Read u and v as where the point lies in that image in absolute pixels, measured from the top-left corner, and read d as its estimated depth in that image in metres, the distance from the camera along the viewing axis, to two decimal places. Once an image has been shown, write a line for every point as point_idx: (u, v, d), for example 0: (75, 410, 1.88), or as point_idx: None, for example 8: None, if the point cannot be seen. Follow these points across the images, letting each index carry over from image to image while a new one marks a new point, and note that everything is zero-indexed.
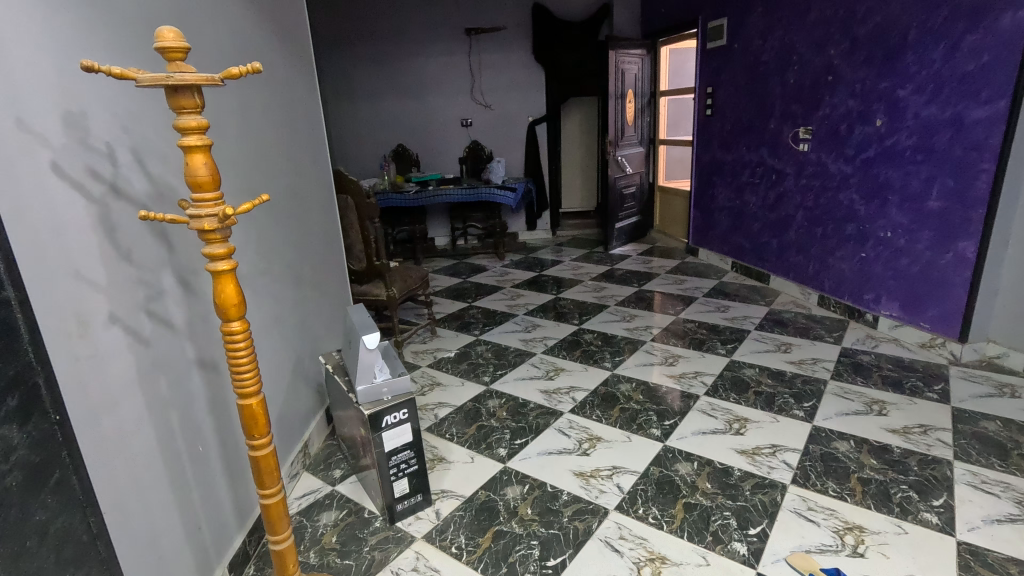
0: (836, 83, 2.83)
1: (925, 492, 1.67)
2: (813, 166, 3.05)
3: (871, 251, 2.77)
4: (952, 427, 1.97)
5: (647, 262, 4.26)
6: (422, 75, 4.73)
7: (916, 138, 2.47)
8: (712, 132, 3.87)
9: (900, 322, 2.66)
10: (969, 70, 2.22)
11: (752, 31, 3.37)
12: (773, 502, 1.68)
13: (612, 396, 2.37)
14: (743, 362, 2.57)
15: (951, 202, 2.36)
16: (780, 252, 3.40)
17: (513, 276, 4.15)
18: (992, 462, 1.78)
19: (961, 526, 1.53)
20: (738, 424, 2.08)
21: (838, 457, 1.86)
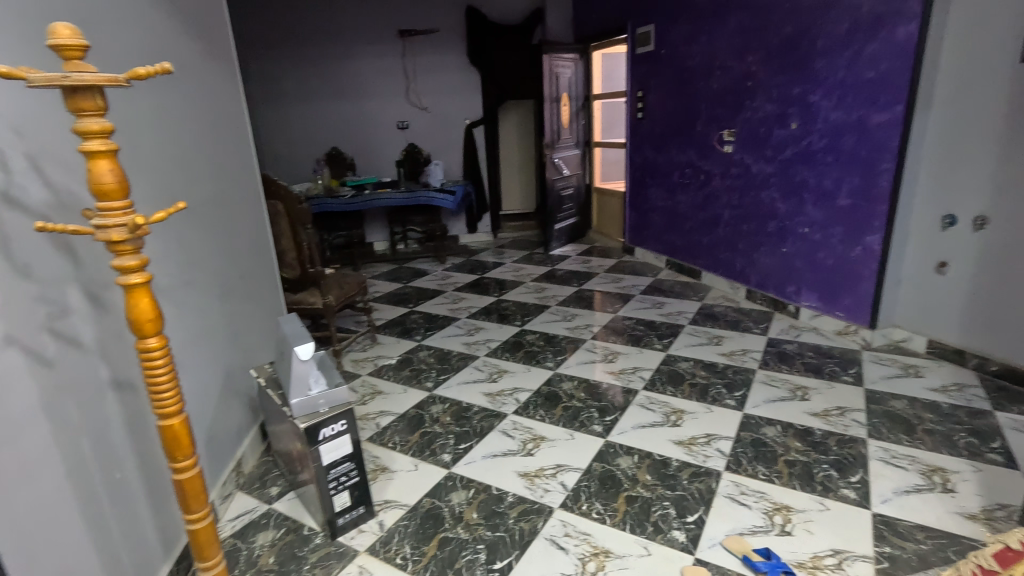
0: (755, 88, 2.99)
1: (844, 470, 1.79)
2: (737, 167, 3.21)
3: (791, 246, 2.95)
4: (865, 407, 2.13)
5: (586, 262, 4.35)
6: (355, 76, 4.63)
7: (826, 141, 2.65)
8: (644, 135, 4.00)
9: (818, 312, 2.84)
10: (870, 77, 2.41)
11: (678, 38, 3.51)
12: (709, 489, 1.75)
13: (555, 395, 2.40)
14: (678, 356, 2.66)
15: (859, 199, 2.55)
16: (710, 249, 3.55)
17: (455, 280, 4.13)
18: (901, 438, 1.93)
19: (876, 499, 1.66)
20: (675, 416, 2.16)
21: (766, 441, 1.96)
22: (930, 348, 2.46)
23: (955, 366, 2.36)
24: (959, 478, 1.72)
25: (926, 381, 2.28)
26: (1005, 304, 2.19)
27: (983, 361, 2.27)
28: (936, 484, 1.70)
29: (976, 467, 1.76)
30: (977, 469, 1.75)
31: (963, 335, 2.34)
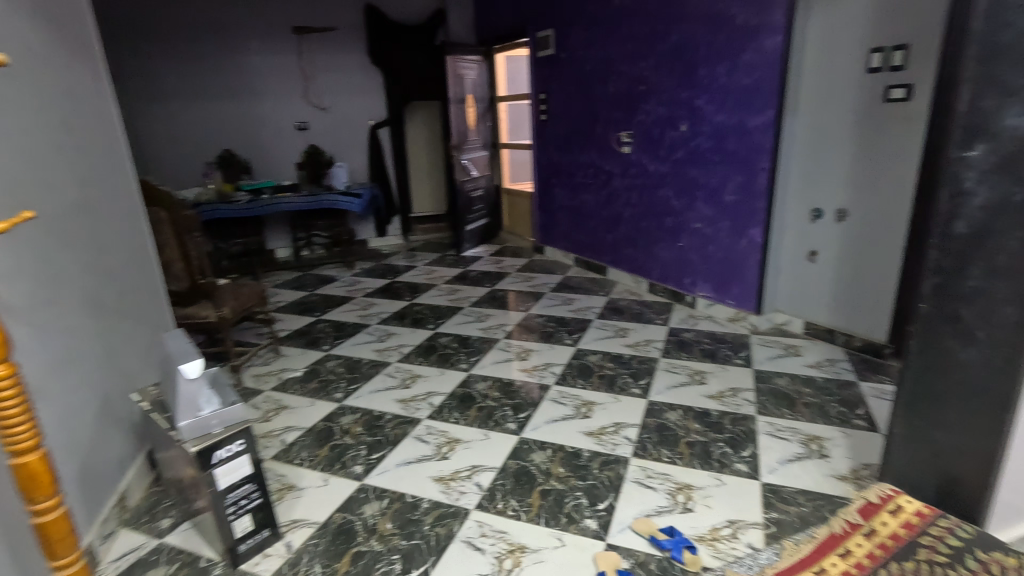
0: (648, 92, 3.16)
1: (737, 446, 1.94)
2: (635, 167, 3.38)
3: (686, 241, 3.14)
4: (754, 386, 2.31)
5: (498, 262, 4.38)
6: (247, 74, 4.36)
7: (711, 142, 2.86)
8: (548, 136, 4.10)
9: (712, 301, 3.06)
10: (745, 84, 2.62)
11: (575, 43, 3.63)
12: (618, 476, 1.83)
13: (469, 396, 2.40)
14: (587, 350, 2.76)
15: (741, 196, 2.76)
16: (614, 246, 3.70)
17: (364, 285, 4.00)
18: (784, 412, 2.12)
19: (764, 470, 1.80)
20: (585, 408, 2.23)
21: (669, 425, 2.08)
22: (807, 329, 2.72)
23: (827, 344, 2.63)
24: (832, 443, 1.92)
25: (804, 359, 2.52)
26: (864, 287, 2.46)
27: (849, 338, 2.55)
28: (814, 451, 1.88)
29: (846, 433, 1.97)
30: (846, 434, 1.96)
31: (832, 316, 2.61)
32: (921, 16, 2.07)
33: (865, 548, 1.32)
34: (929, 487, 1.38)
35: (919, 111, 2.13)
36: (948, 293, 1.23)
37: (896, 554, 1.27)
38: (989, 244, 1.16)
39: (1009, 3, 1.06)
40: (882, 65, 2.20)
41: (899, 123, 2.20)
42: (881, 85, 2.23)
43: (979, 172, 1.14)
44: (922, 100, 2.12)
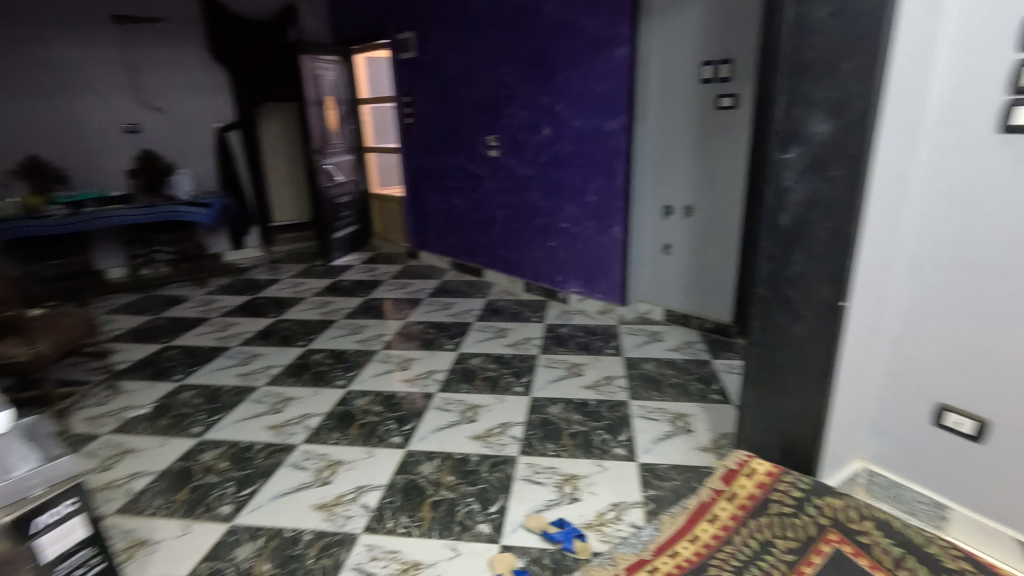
0: (510, 97, 3.24)
1: (615, 431, 2.05)
2: (503, 170, 3.45)
3: (556, 240, 3.27)
4: (625, 373, 2.47)
5: (371, 270, 4.22)
6: (55, 66, 3.72)
7: (572, 145, 3.00)
8: (415, 140, 4.04)
9: (583, 296, 3.22)
10: (599, 91, 2.79)
11: (436, 46, 3.61)
12: (507, 476, 1.84)
13: (348, 414, 2.27)
14: (469, 353, 2.75)
15: (602, 196, 2.94)
16: (488, 248, 3.75)
17: (220, 304, 3.63)
18: (653, 395, 2.28)
19: (640, 451, 1.93)
20: (471, 412, 2.23)
21: (552, 420, 2.14)
22: (667, 316, 2.97)
23: (684, 328, 2.89)
24: (695, 418, 2.11)
25: (666, 343, 2.75)
26: (711, 275, 2.74)
27: (702, 321, 2.82)
28: (680, 428, 2.05)
29: (705, 407, 2.18)
30: (705, 409, 2.17)
31: (687, 302, 2.88)
32: (740, 35, 2.35)
33: (729, 511, 1.48)
34: (774, 448, 1.56)
35: (743, 117, 2.42)
36: (778, 277, 1.40)
37: (753, 513, 1.44)
38: (806, 234, 1.33)
39: (808, 27, 1.22)
40: (712, 76, 2.47)
41: (729, 129, 2.48)
42: (712, 94, 2.50)
43: (796, 171, 1.31)
44: (746, 108, 2.41)
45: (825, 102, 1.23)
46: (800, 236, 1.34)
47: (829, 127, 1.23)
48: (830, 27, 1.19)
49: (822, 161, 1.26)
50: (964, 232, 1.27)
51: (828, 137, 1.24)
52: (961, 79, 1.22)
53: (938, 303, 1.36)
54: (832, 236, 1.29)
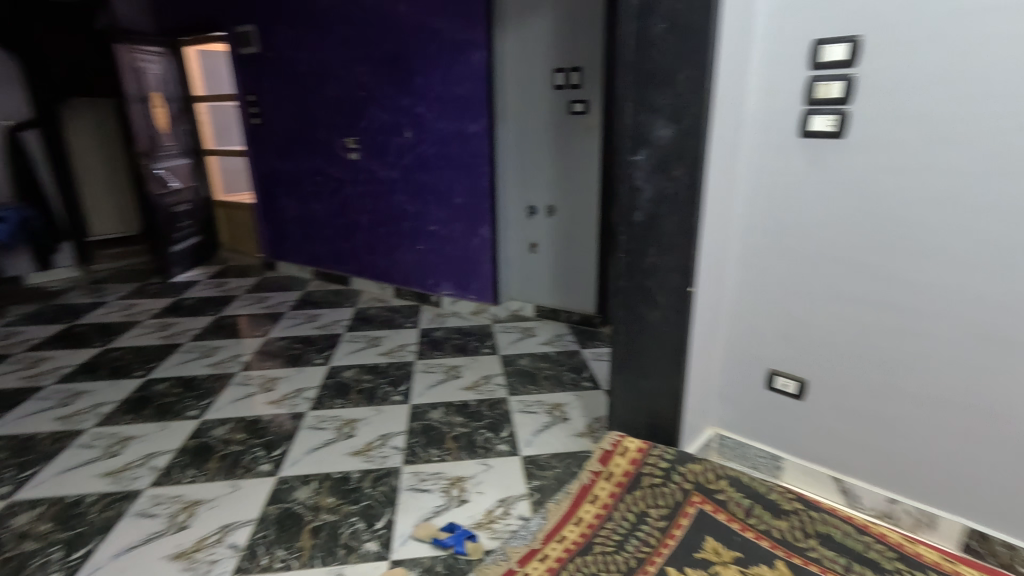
0: (368, 98, 3.14)
1: (497, 428, 2.09)
2: (365, 173, 3.33)
3: (424, 243, 3.23)
4: (502, 371, 2.52)
5: (220, 285, 3.82)
6: None
7: (436, 148, 2.99)
8: (263, 142, 3.73)
9: (455, 298, 3.22)
10: (459, 94, 2.81)
11: (282, 42, 3.37)
12: (392, 488, 1.78)
13: (205, 447, 2.04)
14: (340, 366, 2.61)
15: (469, 198, 2.96)
16: (353, 255, 3.60)
17: (26, 336, 3.04)
18: (530, 388, 2.36)
19: (522, 444, 1.98)
20: (347, 428, 2.12)
21: (434, 425, 2.11)
22: (537, 311, 3.09)
23: (553, 322, 3.03)
24: (570, 407, 2.22)
25: (538, 338, 2.85)
26: (574, 270, 2.90)
27: (569, 314, 2.98)
28: (557, 417, 2.15)
29: (578, 395, 2.30)
30: (578, 396, 2.29)
31: (555, 297, 3.02)
32: (587, 45, 2.51)
33: (608, 489, 1.56)
34: (641, 426, 1.69)
35: (594, 122, 2.60)
36: (636, 269, 1.53)
37: (629, 488, 1.54)
38: (657, 228, 1.46)
39: (647, 41, 1.34)
40: (564, 83, 2.62)
41: (582, 132, 2.65)
42: (565, 100, 2.65)
43: (645, 171, 1.43)
44: (596, 113, 2.59)
45: (666, 109, 1.36)
46: (652, 230, 1.47)
47: (670, 131, 1.36)
48: (666, 41, 1.31)
49: (666, 162, 1.39)
50: (777, 223, 1.50)
51: (670, 141, 1.37)
52: (767, 91, 1.43)
53: (761, 285, 1.58)
54: (679, 229, 1.43)
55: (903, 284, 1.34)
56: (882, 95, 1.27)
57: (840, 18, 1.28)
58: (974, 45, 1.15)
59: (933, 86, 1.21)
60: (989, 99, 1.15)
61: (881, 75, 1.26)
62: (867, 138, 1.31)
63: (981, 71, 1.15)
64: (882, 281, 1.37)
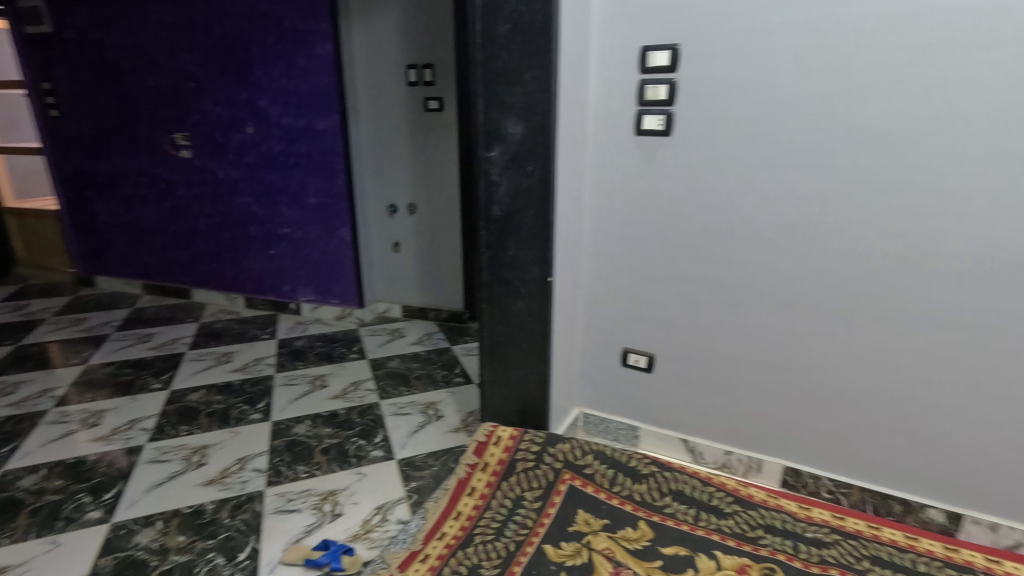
0: (199, 90, 2.83)
1: (369, 435, 2.00)
2: (201, 173, 3.00)
3: (277, 247, 3.00)
4: (372, 375, 2.43)
5: (19, 309, 3.21)
6: None
7: (283, 144, 2.78)
8: (67, 138, 3.19)
9: (316, 304, 3.04)
10: (306, 87, 2.64)
11: (84, 21, 2.91)
12: (255, 514, 1.63)
13: (10, 503, 1.70)
14: (185, 389, 2.33)
15: (324, 197, 2.81)
16: (193, 264, 3.23)
17: None
18: (402, 390, 2.31)
19: (396, 447, 1.93)
20: (197, 456, 1.90)
21: (300, 440, 1.97)
22: (405, 312, 3.03)
23: (422, 321, 3.00)
24: (443, 404, 2.21)
25: (407, 338, 2.80)
26: (440, 267, 2.89)
27: (438, 312, 2.97)
28: (431, 415, 2.12)
29: (452, 391, 2.30)
30: (451, 392, 2.29)
31: (422, 296, 2.99)
32: (438, 42, 2.51)
33: (484, 480, 1.59)
34: (513, 414, 1.74)
35: (450, 120, 2.61)
36: (499, 262, 1.57)
37: (504, 475, 1.58)
38: (515, 222, 1.51)
39: (494, 40, 1.38)
40: (418, 79, 2.59)
41: (439, 129, 2.64)
42: (420, 97, 2.62)
43: (501, 167, 1.48)
44: (451, 111, 2.60)
45: (516, 106, 1.41)
46: (511, 224, 1.52)
47: (521, 128, 1.41)
48: (511, 41, 1.36)
49: (519, 157, 1.44)
50: (621, 214, 1.64)
51: (522, 137, 1.42)
52: (605, 92, 1.54)
53: (611, 271, 1.71)
54: (535, 222, 1.49)
55: (725, 263, 1.54)
56: (699, 97, 1.44)
57: (662, 28, 1.43)
58: (765, 57, 1.35)
59: (737, 91, 1.40)
60: (779, 103, 1.36)
61: (697, 80, 1.43)
62: (690, 135, 1.48)
63: (772, 79, 1.35)
64: (709, 262, 1.56)
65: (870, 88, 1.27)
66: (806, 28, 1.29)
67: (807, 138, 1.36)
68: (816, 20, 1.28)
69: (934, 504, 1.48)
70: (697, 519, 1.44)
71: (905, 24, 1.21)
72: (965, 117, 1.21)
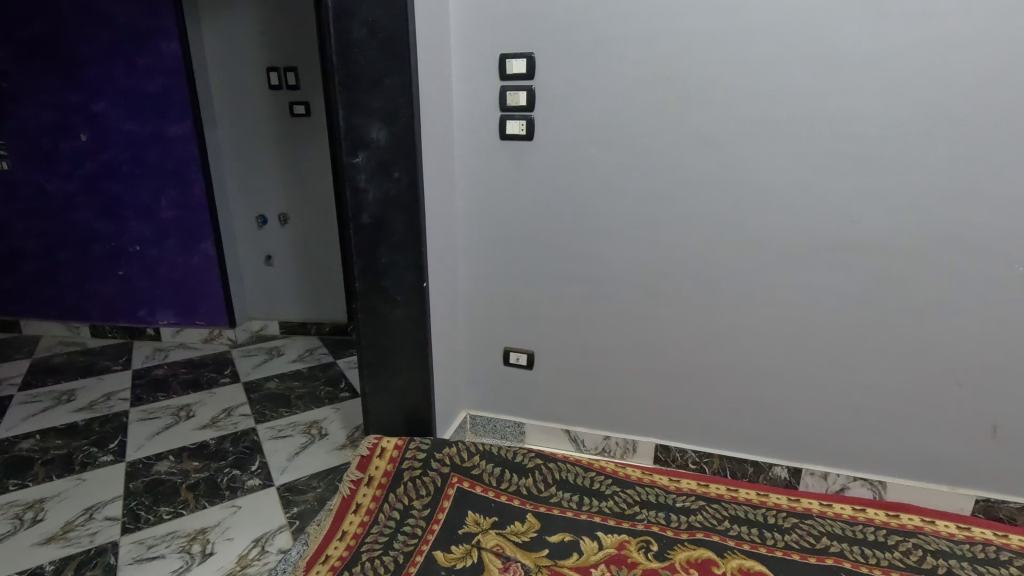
0: (17, 91, 2.47)
1: (243, 465, 1.84)
2: (25, 186, 2.61)
3: (127, 267, 2.69)
4: (247, 399, 2.25)
5: None
6: None
7: (127, 153, 2.50)
8: None
9: (179, 327, 2.77)
10: (151, 90, 2.40)
11: None
12: (108, 568, 1.45)
13: None
14: (14, 437, 2.01)
15: (180, 210, 2.56)
16: (22, 291, 2.80)
17: None
18: (281, 412, 2.16)
19: (276, 473, 1.81)
20: (31, 512, 1.64)
21: (161, 478, 1.78)
22: (283, 328, 2.86)
23: (303, 336, 2.85)
24: (327, 422, 2.10)
25: (287, 356, 2.64)
26: (319, 279, 2.77)
27: (319, 325, 2.84)
28: (315, 435, 2.01)
29: (337, 407, 2.20)
30: (336, 409, 2.19)
31: (301, 310, 2.83)
32: (301, 45, 2.40)
33: (370, 494, 1.53)
34: (398, 424, 1.71)
35: (319, 125, 2.50)
36: (372, 271, 1.53)
37: (391, 487, 1.54)
38: (386, 229, 1.48)
39: (350, 44, 1.34)
40: (280, 83, 2.44)
41: (308, 136, 2.52)
42: (284, 101, 2.48)
43: (367, 174, 1.44)
44: (320, 116, 2.49)
45: (378, 112, 1.38)
46: (382, 231, 1.49)
47: (385, 134, 1.39)
48: (369, 47, 1.33)
49: (386, 163, 1.42)
50: (493, 217, 1.68)
51: (386, 143, 1.40)
52: (469, 98, 1.57)
53: (488, 274, 1.75)
54: (406, 228, 1.47)
55: (592, 260, 1.64)
56: (557, 104, 1.51)
57: (518, 36, 1.48)
58: (613, 66, 1.45)
59: (591, 98, 1.49)
60: (627, 109, 1.47)
61: (554, 87, 1.50)
62: (551, 140, 1.55)
63: (620, 87, 1.46)
64: (579, 260, 1.65)
65: (702, 96, 1.41)
66: (646, 40, 1.41)
67: (654, 142, 1.48)
68: (654, 35, 1.40)
69: (778, 462, 1.68)
70: (580, 504, 1.52)
71: (726, 38, 1.36)
72: (777, 122, 1.39)
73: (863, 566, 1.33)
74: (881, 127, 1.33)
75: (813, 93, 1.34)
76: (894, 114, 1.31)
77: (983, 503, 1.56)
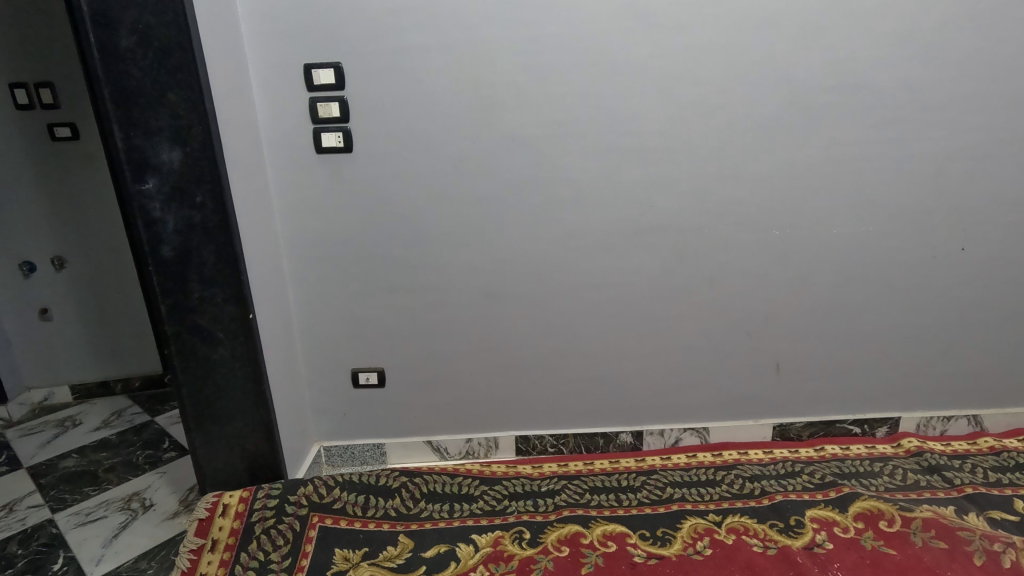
0: None
1: (40, 568, 1.48)
2: None
3: None
4: (36, 486, 1.84)
5: None
6: None
7: None
8: None
9: None
10: None
11: None
12: None
13: None
14: None
15: None
16: None
17: None
18: (87, 493, 1.80)
19: (88, 565, 1.49)
20: None
21: None
22: (76, 393, 2.38)
23: (106, 398, 2.41)
24: (152, 490, 1.81)
25: (87, 425, 2.21)
26: (118, 327, 2.37)
27: (127, 382, 2.43)
28: (137, 510, 1.71)
29: (162, 471, 1.91)
30: (161, 474, 1.90)
31: (99, 368, 2.40)
32: (56, 58, 2.03)
33: (216, 560, 1.34)
34: (240, 474, 1.54)
35: (93, 150, 2.14)
36: (182, 310, 1.35)
37: (242, 545, 1.37)
38: (194, 261, 1.31)
39: (117, 55, 1.15)
40: (31, 101, 2.03)
41: (79, 163, 2.14)
42: (40, 123, 2.06)
43: (161, 201, 1.25)
44: (93, 140, 2.13)
45: (166, 131, 1.21)
46: (189, 264, 1.31)
47: (177, 156, 1.23)
48: (142, 57, 1.16)
49: (183, 188, 1.26)
50: (320, 236, 1.59)
51: (180, 166, 1.24)
52: (274, 113, 1.47)
53: (323, 296, 1.66)
54: (220, 258, 1.33)
55: (428, 269, 1.64)
56: (371, 114, 1.48)
57: (319, 45, 1.41)
58: (422, 75, 1.46)
59: (404, 107, 1.48)
60: (444, 118, 1.50)
61: (365, 98, 1.46)
62: (371, 151, 1.51)
63: (431, 95, 1.48)
64: (417, 271, 1.65)
65: (509, 101, 1.49)
66: (455, 51, 1.44)
67: (471, 147, 1.53)
68: (459, 45, 1.44)
69: (622, 429, 1.86)
70: (451, 512, 1.51)
71: (522, 48, 1.45)
72: (578, 123, 1.52)
73: (700, 503, 1.52)
74: (662, 123, 1.53)
75: (603, 96, 1.50)
76: (669, 111, 1.52)
77: (778, 428, 1.89)
